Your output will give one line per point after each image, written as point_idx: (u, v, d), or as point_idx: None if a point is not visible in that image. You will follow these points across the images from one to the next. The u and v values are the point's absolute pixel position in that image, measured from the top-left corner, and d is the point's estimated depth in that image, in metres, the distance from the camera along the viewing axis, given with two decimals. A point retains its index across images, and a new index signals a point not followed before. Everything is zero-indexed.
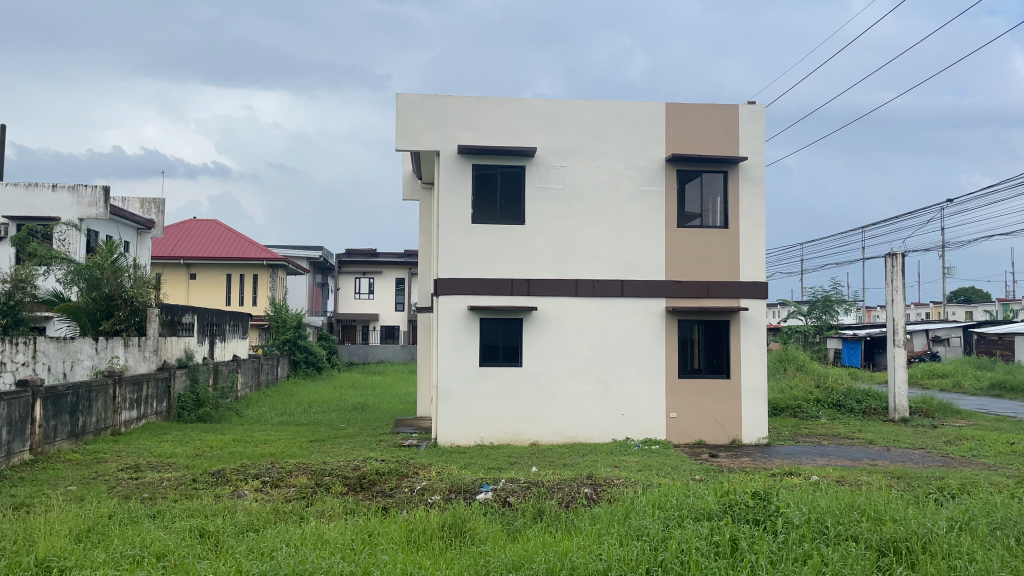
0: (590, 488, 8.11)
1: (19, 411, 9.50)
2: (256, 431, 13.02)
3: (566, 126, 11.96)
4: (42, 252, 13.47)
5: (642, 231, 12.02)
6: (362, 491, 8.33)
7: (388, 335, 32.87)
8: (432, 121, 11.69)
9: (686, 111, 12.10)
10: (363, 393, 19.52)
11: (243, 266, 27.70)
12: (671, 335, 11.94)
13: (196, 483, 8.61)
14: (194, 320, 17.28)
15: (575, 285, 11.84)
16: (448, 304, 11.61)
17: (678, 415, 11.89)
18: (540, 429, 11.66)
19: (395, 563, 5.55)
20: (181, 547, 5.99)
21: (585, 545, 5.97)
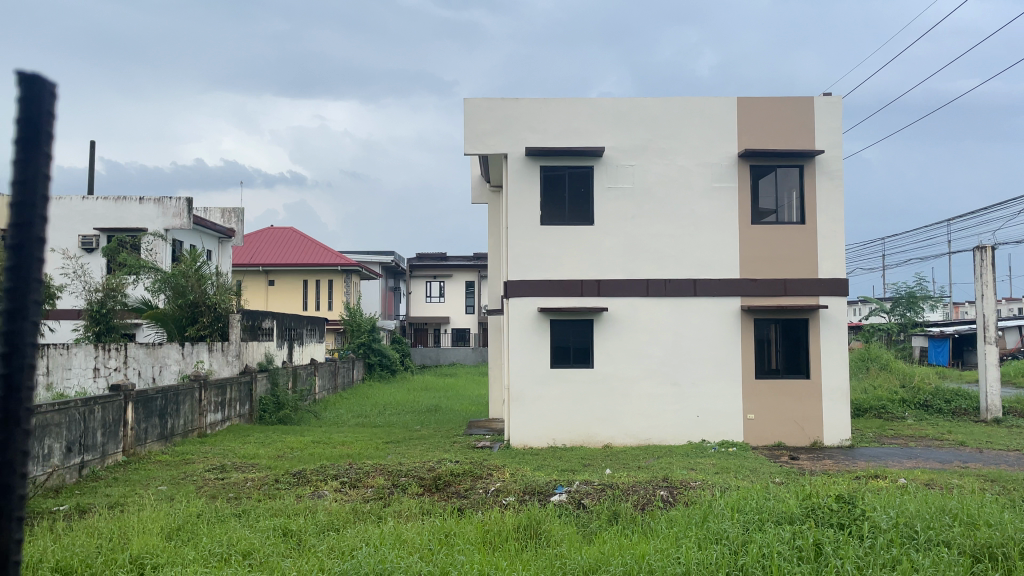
0: (666, 491, 7.99)
1: (113, 414, 9.96)
2: (335, 433, 13.36)
3: (634, 125, 11.85)
4: (132, 262, 14.15)
5: (715, 228, 11.81)
6: (438, 492, 8.45)
7: (460, 338, 33.22)
8: (499, 125, 11.74)
9: (758, 105, 11.82)
10: (436, 395, 19.76)
11: (319, 272, 28.40)
12: (747, 335, 11.68)
13: (278, 483, 8.87)
14: (274, 325, 17.82)
15: (646, 285, 11.71)
16: (518, 306, 11.64)
17: (755, 416, 11.62)
18: (612, 431, 11.57)
19: (472, 563, 5.59)
20: (265, 545, 6.17)
21: (662, 548, 5.89)
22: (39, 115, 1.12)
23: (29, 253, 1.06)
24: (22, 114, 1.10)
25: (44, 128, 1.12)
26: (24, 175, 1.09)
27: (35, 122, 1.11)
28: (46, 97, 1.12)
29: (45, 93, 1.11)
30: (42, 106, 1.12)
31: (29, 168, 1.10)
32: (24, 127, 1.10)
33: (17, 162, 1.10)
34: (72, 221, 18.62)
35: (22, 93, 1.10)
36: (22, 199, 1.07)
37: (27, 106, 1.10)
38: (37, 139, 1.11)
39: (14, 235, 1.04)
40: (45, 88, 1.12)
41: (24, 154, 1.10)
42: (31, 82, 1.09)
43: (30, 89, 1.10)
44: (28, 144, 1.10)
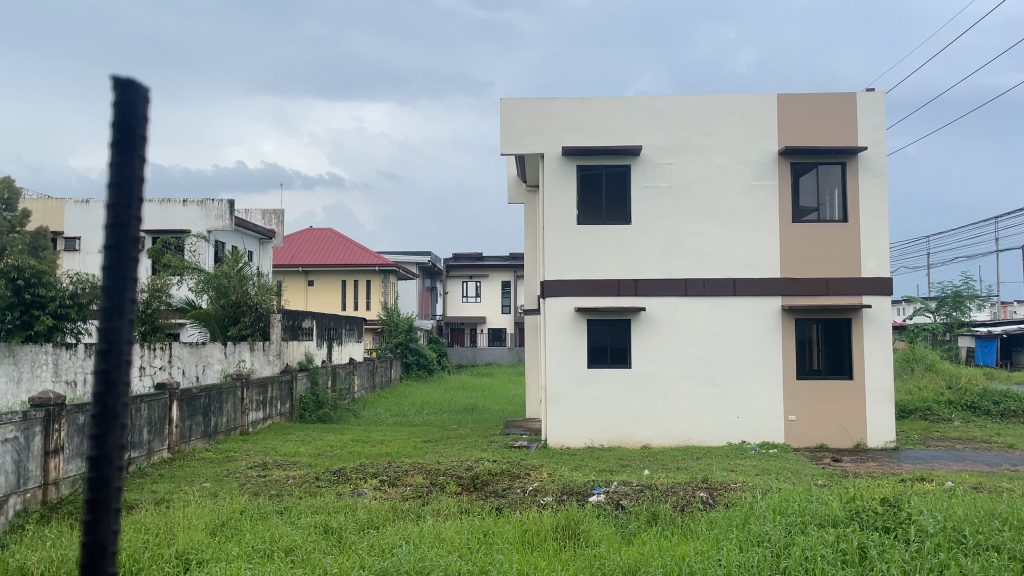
0: (706, 492, 7.92)
1: (158, 412, 10.17)
2: (373, 431, 13.48)
3: (672, 123, 11.76)
4: (176, 263, 14.47)
5: (754, 227, 11.67)
6: (476, 491, 8.48)
7: (496, 338, 33.29)
8: (536, 124, 11.75)
9: (799, 102, 11.65)
10: (473, 395, 19.81)
11: (357, 272, 28.66)
12: (788, 335, 11.53)
13: (319, 481, 8.98)
14: (313, 325, 18.05)
15: (685, 285, 11.62)
16: (555, 306, 11.62)
17: (797, 417, 11.45)
18: (651, 432, 11.50)
19: (511, 563, 5.61)
20: (307, 542, 6.25)
21: (702, 550, 5.83)
22: (133, 120, 1.16)
23: (125, 248, 1.11)
24: (118, 120, 1.15)
25: (138, 131, 1.16)
26: (120, 175, 1.13)
27: (129, 124, 1.15)
28: (138, 104, 1.15)
29: (136, 100, 1.15)
30: (135, 113, 1.15)
31: (125, 169, 1.13)
32: (120, 127, 1.15)
33: (114, 163, 1.13)
34: None
35: (117, 101, 1.14)
36: (120, 197, 1.11)
37: (121, 112, 1.14)
38: (132, 140, 1.15)
39: (110, 234, 1.08)
40: (134, 97, 1.15)
41: (119, 158, 1.13)
42: (123, 94, 1.14)
43: (124, 98, 1.14)
44: (124, 142, 1.14)
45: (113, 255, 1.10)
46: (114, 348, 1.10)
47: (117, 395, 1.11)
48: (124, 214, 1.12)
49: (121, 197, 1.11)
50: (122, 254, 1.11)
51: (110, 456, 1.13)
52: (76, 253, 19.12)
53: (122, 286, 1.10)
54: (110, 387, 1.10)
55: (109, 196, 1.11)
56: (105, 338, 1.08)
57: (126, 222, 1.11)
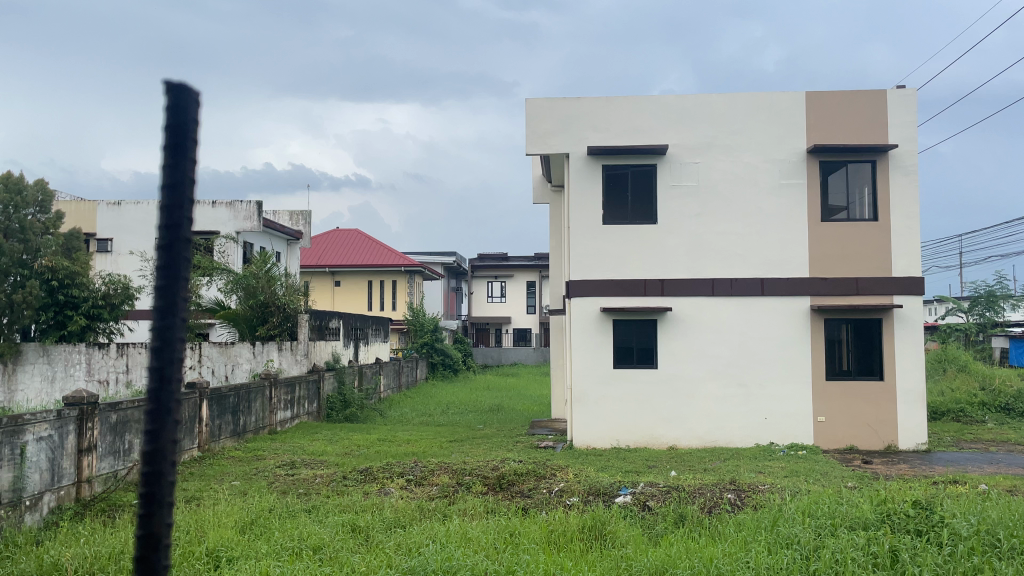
0: (733, 493, 7.86)
1: (189, 411, 10.31)
2: (399, 431, 13.54)
3: (699, 122, 11.68)
4: (207, 264, 14.70)
5: (782, 226, 11.56)
6: (502, 491, 8.49)
7: (521, 338, 33.30)
8: (561, 124, 11.73)
9: (828, 99, 11.51)
10: (498, 395, 19.84)
11: (383, 272, 28.82)
12: (817, 335, 11.40)
13: (346, 480, 9.05)
14: (340, 325, 18.18)
15: (712, 285, 11.54)
16: (580, 306, 11.60)
17: (826, 419, 11.31)
18: (677, 433, 11.43)
19: (537, 563, 5.61)
20: (334, 541, 6.31)
21: (729, 552, 5.80)
22: (183, 118, 1.09)
23: (178, 245, 1.05)
24: (170, 122, 1.09)
25: (188, 128, 1.10)
26: (174, 170, 1.06)
27: (180, 121, 1.09)
28: (189, 102, 1.09)
29: (186, 96, 1.08)
30: (184, 112, 1.09)
31: (177, 166, 1.07)
32: (174, 123, 1.08)
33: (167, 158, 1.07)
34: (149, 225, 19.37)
35: (167, 97, 1.08)
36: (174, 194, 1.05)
37: (173, 109, 1.08)
38: (184, 137, 1.09)
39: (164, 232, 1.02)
40: (184, 94, 1.09)
41: (172, 159, 1.07)
42: (175, 94, 1.07)
43: (174, 95, 1.08)
44: (177, 139, 1.09)
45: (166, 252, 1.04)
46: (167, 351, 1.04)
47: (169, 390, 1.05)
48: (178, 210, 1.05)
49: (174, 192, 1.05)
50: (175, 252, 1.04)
51: (164, 460, 1.08)
52: (108, 255, 19.42)
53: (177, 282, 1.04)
54: (163, 384, 1.04)
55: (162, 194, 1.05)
56: (158, 339, 1.03)
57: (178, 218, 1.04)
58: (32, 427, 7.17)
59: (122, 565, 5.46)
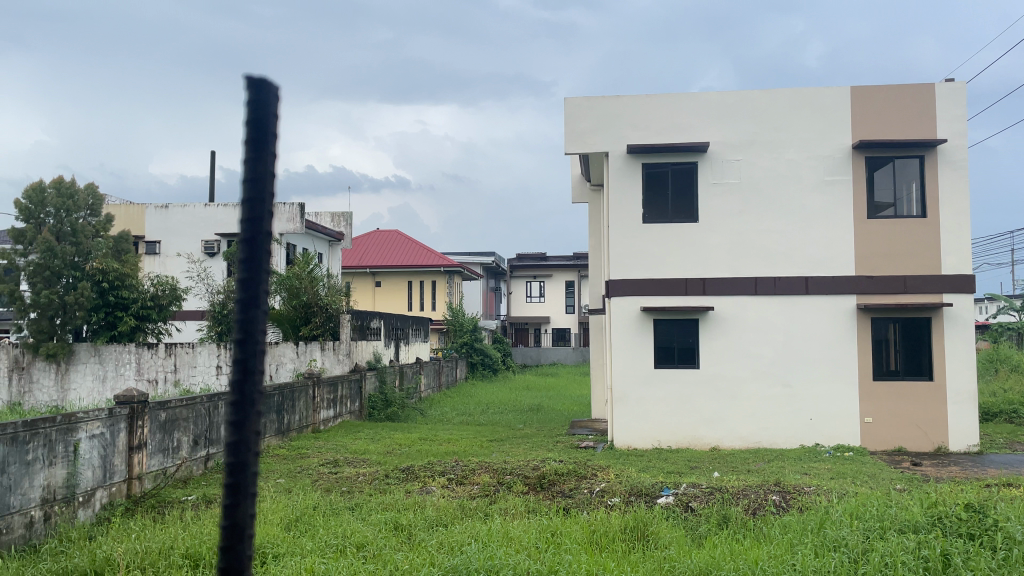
0: (779, 495, 7.74)
1: None
2: (440, 430, 13.60)
3: (740, 118, 11.54)
4: None
5: (827, 224, 11.37)
6: (543, 491, 8.49)
7: (560, 338, 33.26)
8: (600, 123, 11.69)
9: (874, 93, 11.29)
10: (538, 395, 19.84)
11: (422, 273, 29.01)
12: (864, 335, 11.18)
13: (389, 478, 9.13)
14: (381, 325, 18.36)
15: (754, 284, 11.39)
16: (620, 305, 11.54)
17: (874, 420, 11.08)
18: (720, 433, 11.31)
19: (580, 564, 5.59)
20: (378, 539, 6.36)
21: (777, 554, 5.71)
22: (266, 123, 1.03)
23: (260, 243, 0.97)
24: (252, 122, 1.03)
25: (270, 131, 1.03)
26: (258, 170, 1.00)
27: (262, 125, 1.03)
28: (270, 102, 1.03)
29: (270, 97, 1.02)
30: (268, 115, 1.03)
31: (260, 166, 1.01)
32: (256, 129, 1.02)
33: (251, 159, 1.01)
34: (195, 227, 19.77)
35: (250, 101, 1.02)
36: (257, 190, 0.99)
37: (256, 110, 1.02)
38: (266, 140, 1.03)
39: (246, 228, 0.95)
40: (267, 92, 1.03)
41: (254, 155, 1.02)
42: (258, 96, 1.02)
43: (258, 94, 1.02)
44: (258, 143, 1.02)
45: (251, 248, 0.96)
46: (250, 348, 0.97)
47: (253, 384, 0.97)
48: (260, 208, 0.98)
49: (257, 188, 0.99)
50: (258, 251, 0.97)
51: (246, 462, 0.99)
52: (156, 257, 19.89)
53: (260, 279, 0.97)
54: (246, 378, 0.97)
55: (243, 194, 0.99)
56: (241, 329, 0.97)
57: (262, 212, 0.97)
58: (85, 424, 7.38)
59: (171, 562, 5.57)
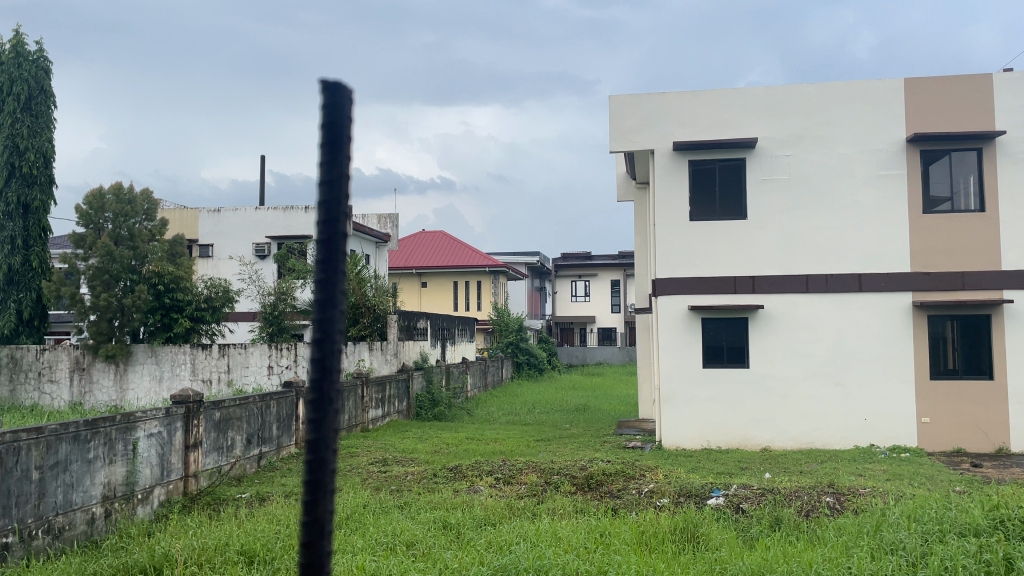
0: (832, 497, 7.58)
1: (286, 408, 10.73)
2: (487, 430, 13.63)
3: (789, 113, 11.35)
4: (301, 267, 15.94)
5: (881, 219, 11.10)
6: (591, 491, 8.46)
7: (606, 337, 33.10)
8: (645, 120, 11.61)
9: (929, 85, 10.99)
10: (584, 394, 19.77)
11: (468, 273, 29.15)
12: (920, 332, 10.89)
13: (437, 477, 9.20)
14: (428, 325, 18.52)
15: (806, 281, 11.19)
16: (667, 304, 11.43)
17: (931, 420, 10.78)
18: (771, 434, 11.13)
19: (629, 564, 5.55)
20: (427, 537, 6.42)
21: (831, 557, 5.60)
22: (340, 123, 0.89)
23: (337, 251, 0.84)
24: (327, 123, 0.88)
25: (347, 135, 0.89)
26: (332, 172, 0.86)
27: (337, 128, 0.88)
28: (347, 100, 0.89)
29: (344, 96, 0.88)
30: (343, 114, 0.89)
31: (335, 170, 0.87)
32: (330, 135, 0.88)
33: (324, 162, 0.87)
34: (246, 230, 20.18)
35: (325, 100, 0.88)
36: (331, 191, 0.85)
37: (330, 109, 0.88)
38: (342, 142, 0.88)
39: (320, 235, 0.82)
40: (343, 90, 0.89)
41: (329, 158, 0.87)
42: (331, 93, 0.88)
43: (333, 92, 0.88)
44: (334, 147, 0.87)
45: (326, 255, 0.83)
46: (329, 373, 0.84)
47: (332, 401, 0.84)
48: (335, 214, 0.85)
49: (332, 188, 0.85)
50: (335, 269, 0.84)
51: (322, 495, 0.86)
52: (209, 260, 20.37)
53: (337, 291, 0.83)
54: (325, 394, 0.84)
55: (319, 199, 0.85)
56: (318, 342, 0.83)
57: (336, 219, 0.85)
58: (142, 423, 7.58)
59: (227, 557, 5.71)
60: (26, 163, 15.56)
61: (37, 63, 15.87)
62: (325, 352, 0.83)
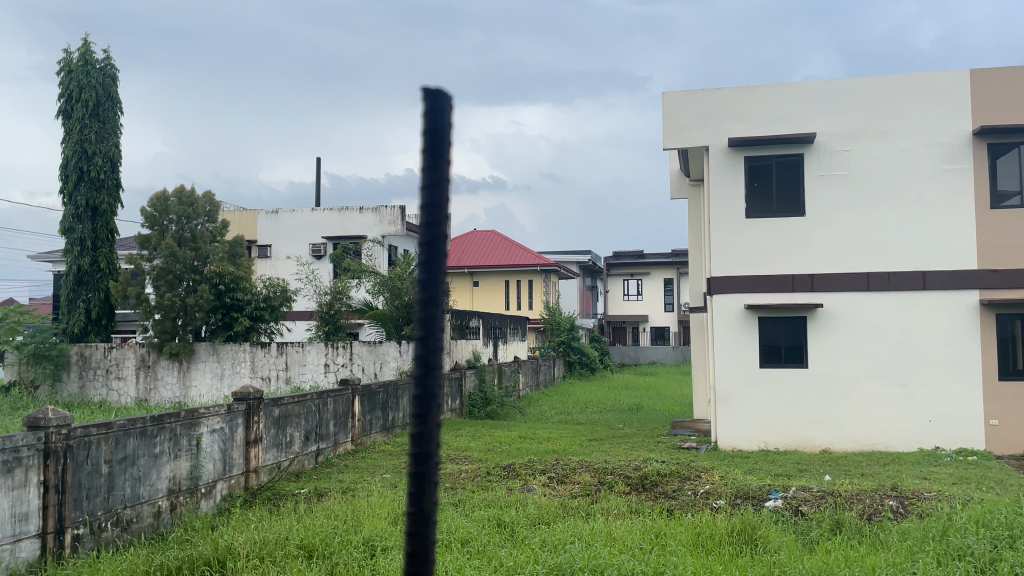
0: (896, 500, 7.39)
1: (343, 406, 10.89)
2: (539, 429, 13.65)
3: (849, 107, 11.08)
4: (355, 267, 15.83)
5: (946, 215, 10.76)
6: (645, 492, 8.40)
7: (658, 336, 32.79)
8: (700, 117, 11.47)
9: (996, 75, 10.62)
10: (637, 394, 19.61)
11: (519, 272, 29.20)
12: (988, 332, 10.53)
13: (491, 475, 9.26)
14: (480, 324, 18.64)
15: (867, 279, 10.91)
16: (723, 303, 11.28)
17: (1000, 422, 10.42)
18: (831, 435, 10.90)
19: (685, 566, 5.48)
20: (482, 535, 6.46)
21: (895, 561, 5.46)
22: (442, 129, 0.73)
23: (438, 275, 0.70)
24: (427, 130, 0.73)
25: (449, 143, 0.73)
26: (435, 181, 0.71)
27: (440, 140, 0.73)
28: (446, 105, 0.73)
29: (450, 99, 0.73)
30: (445, 119, 0.73)
31: (437, 178, 0.71)
32: (430, 147, 0.72)
33: (424, 173, 0.71)
34: (303, 231, 20.57)
35: (425, 105, 0.72)
36: (435, 209, 0.71)
37: (431, 116, 0.72)
38: (445, 153, 0.72)
39: (423, 266, 0.69)
40: (444, 93, 0.74)
41: (431, 164, 0.72)
42: (433, 96, 0.72)
43: (434, 98, 0.72)
44: (435, 156, 0.72)
45: (428, 274, 0.69)
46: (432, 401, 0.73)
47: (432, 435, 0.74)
48: (437, 232, 0.71)
49: (435, 204, 0.70)
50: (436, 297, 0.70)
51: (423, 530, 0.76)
52: (268, 260, 20.84)
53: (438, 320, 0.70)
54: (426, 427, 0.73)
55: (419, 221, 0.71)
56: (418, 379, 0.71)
57: (440, 238, 0.70)
58: (205, 420, 7.81)
59: (287, 551, 5.84)
60: (94, 167, 16.14)
61: (104, 71, 16.45)
62: (429, 380, 0.71)
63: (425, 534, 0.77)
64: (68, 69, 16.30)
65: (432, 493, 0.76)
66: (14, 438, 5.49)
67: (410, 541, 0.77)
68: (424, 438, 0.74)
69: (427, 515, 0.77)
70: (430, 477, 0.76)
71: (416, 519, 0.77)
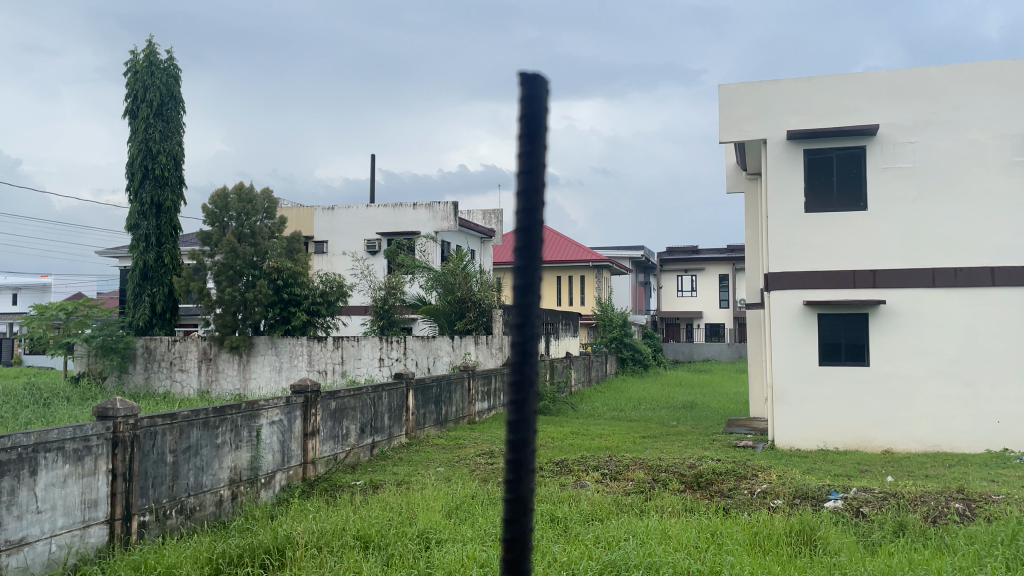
0: (963, 503, 7.13)
1: (397, 399, 11.02)
2: (592, 425, 13.60)
3: (913, 97, 10.74)
4: (408, 263, 15.99)
5: (1016, 208, 10.37)
6: (700, 490, 8.29)
7: (713, 333, 32.31)
8: (758, 109, 11.29)
9: None
10: (691, 391, 19.37)
11: (571, 268, 29.11)
12: None
13: (544, 471, 9.25)
14: None
15: (932, 275, 10.59)
16: (780, 299, 11.07)
17: None
18: (893, 436, 10.59)
19: (742, 566, 5.38)
20: (535, 530, 6.48)
21: (962, 566, 5.28)
22: (540, 114, 0.71)
23: (535, 258, 0.68)
24: (522, 117, 0.71)
25: (544, 127, 0.71)
26: (531, 167, 0.69)
27: (536, 125, 0.71)
28: (542, 88, 0.71)
29: (545, 83, 0.70)
30: (542, 103, 0.71)
31: (533, 164, 0.70)
32: (527, 132, 0.71)
33: (520, 157, 0.70)
34: (358, 227, 20.86)
35: (522, 88, 0.70)
36: (532, 192, 0.69)
37: (527, 100, 0.70)
38: (540, 138, 0.71)
39: (519, 250, 0.68)
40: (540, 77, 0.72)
41: (526, 149, 0.70)
42: (530, 77, 0.70)
43: (531, 80, 0.70)
44: (530, 139, 0.70)
45: (524, 260, 0.68)
46: (530, 387, 0.72)
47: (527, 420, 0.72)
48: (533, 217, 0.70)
49: (532, 189, 0.69)
50: (530, 285, 0.69)
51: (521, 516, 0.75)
52: (324, 256, 21.21)
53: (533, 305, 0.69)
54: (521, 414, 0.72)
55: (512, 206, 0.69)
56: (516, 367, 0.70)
57: (536, 222, 0.69)
58: (265, 411, 7.99)
59: (344, 542, 5.94)
60: (158, 165, 16.62)
61: (168, 71, 16.92)
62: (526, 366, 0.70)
63: (524, 522, 0.77)
64: (134, 70, 16.83)
65: (530, 481, 0.75)
66: (84, 427, 5.70)
67: (509, 529, 0.77)
68: (521, 425, 0.72)
69: (525, 504, 0.76)
70: (528, 464, 0.74)
71: (514, 506, 0.76)
